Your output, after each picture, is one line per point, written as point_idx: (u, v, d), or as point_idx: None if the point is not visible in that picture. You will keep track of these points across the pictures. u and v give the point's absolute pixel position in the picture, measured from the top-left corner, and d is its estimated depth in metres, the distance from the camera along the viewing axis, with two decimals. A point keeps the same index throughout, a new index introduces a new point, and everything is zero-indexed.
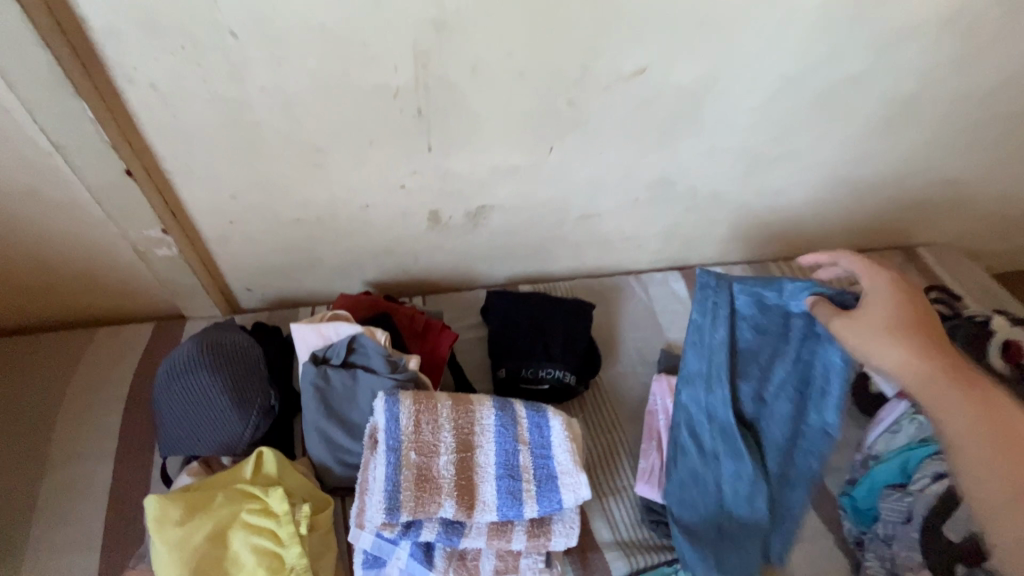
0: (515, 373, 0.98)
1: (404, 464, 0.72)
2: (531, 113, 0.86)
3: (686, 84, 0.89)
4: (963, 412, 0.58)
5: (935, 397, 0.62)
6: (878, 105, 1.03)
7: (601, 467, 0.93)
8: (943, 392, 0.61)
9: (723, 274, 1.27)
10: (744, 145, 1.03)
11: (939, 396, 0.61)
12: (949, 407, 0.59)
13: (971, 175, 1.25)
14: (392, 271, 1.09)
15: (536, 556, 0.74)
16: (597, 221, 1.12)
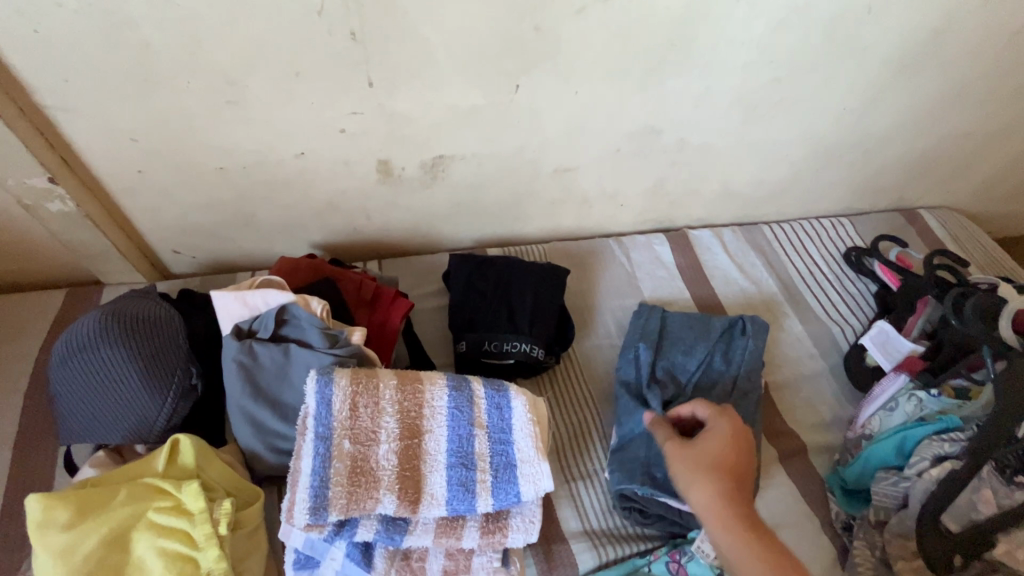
0: (476, 347, 0.87)
1: (336, 453, 0.62)
2: (490, 42, 0.73)
3: (674, 10, 0.76)
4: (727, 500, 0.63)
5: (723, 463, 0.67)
6: (890, 42, 0.90)
7: (569, 450, 0.85)
8: (696, 472, 0.63)
9: (711, 237, 1.17)
10: (739, 87, 0.90)
11: (693, 481, 0.63)
12: (687, 458, 0.65)
13: (986, 129, 1.14)
14: (342, 232, 0.96)
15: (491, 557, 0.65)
16: (574, 176, 0.99)
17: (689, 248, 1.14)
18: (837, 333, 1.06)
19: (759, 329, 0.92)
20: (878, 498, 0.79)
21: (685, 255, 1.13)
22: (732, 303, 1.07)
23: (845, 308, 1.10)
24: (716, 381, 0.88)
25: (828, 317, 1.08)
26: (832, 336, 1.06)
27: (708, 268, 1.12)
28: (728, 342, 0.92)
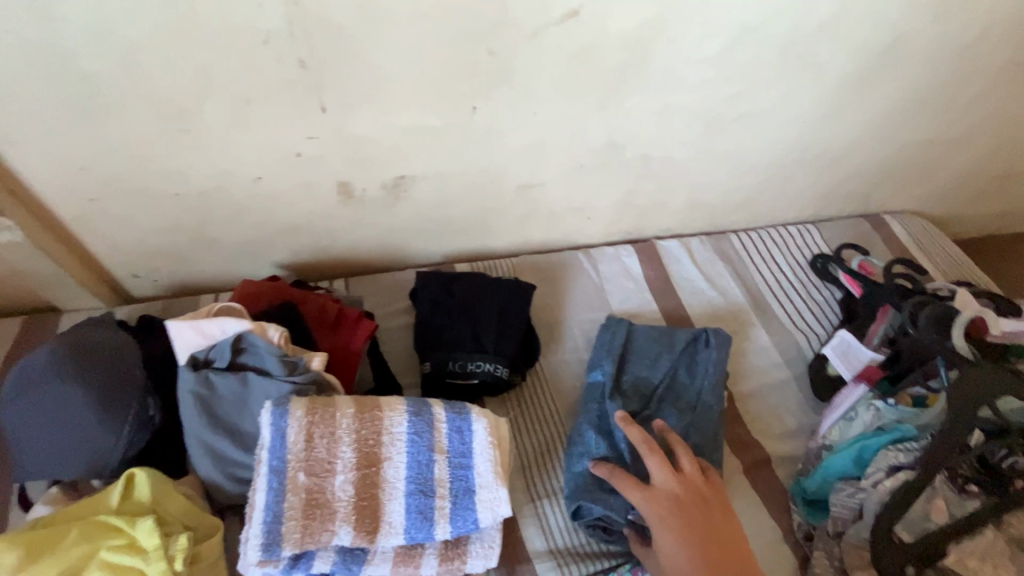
0: (441, 366, 0.87)
1: (291, 487, 0.62)
2: (444, 64, 0.73)
3: (630, 30, 0.76)
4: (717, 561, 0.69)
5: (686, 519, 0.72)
6: (846, 58, 0.92)
7: (536, 468, 0.86)
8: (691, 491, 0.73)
9: (680, 247, 1.17)
10: (699, 104, 0.90)
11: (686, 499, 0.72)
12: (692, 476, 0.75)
13: (944, 138, 1.16)
14: (306, 252, 0.95)
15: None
16: (539, 192, 0.99)
17: (657, 259, 1.15)
18: (802, 341, 1.07)
19: (723, 342, 0.93)
20: (836, 508, 0.81)
21: (653, 265, 1.14)
22: (699, 314, 1.08)
23: (810, 316, 1.11)
24: (681, 396, 0.88)
25: (793, 325, 1.10)
26: (797, 344, 1.07)
27: (676, 279, 1.13)
28: (692, 355, 0.93)
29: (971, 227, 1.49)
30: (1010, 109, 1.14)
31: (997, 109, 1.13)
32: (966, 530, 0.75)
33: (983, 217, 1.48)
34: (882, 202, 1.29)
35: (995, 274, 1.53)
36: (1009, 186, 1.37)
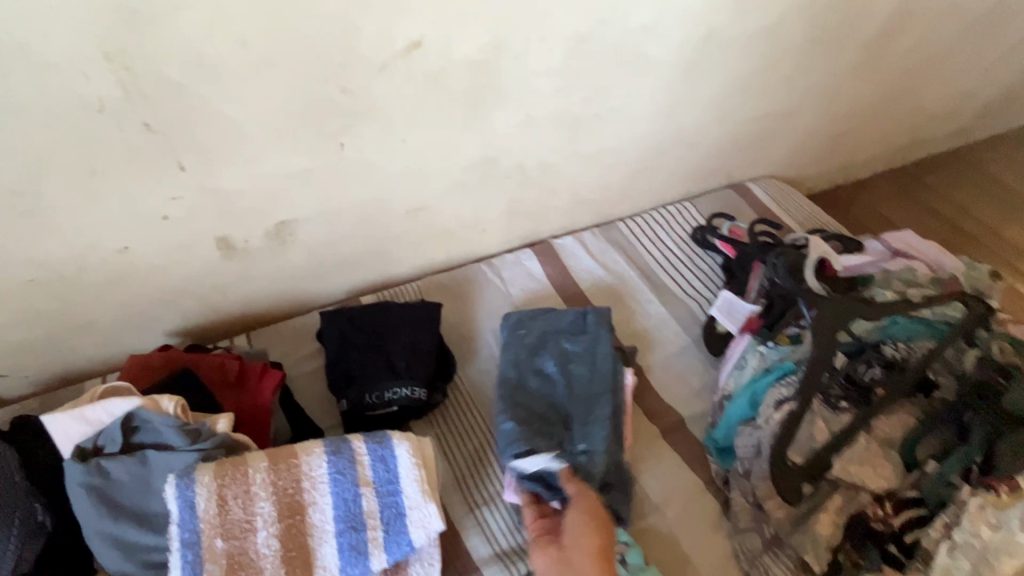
0: (358, 400, 0.87)
1: (209, 554, 0.61)
2: (298, 107, 0.74)
3: (475, 53, 0.81)
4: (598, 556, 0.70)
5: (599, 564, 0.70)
6: (676, 53, 1.03)
7: (470, 478, 0.87)
8: None
9: (574, 243, 1.26)
10: (557, 110, 0.98)
11: None
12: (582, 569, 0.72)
13: (776, 109, 1.33)
14: (198, 314, 0.92)
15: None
16: (428, 214, 1.03)
17: (555, 258, 1.22)
18: (694, 307, 1.17)
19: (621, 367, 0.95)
20: (740, 448, 0.90)
21: (552, 264, 1.20)
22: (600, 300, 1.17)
23: (698, 283, 1.21)
24: (588, 399, 0.88)
25: (684, 294, 1.19)
26: (690, 311, 1.16)
27: (574, 273, 1.21)
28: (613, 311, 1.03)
29: (812, 180, 1.73)
30: (819, 78, 1.33)
31: (811, 78, 1.31)
32: (847, 442, 0.86)
33: (818, 171, 1.72)
34: (738, 170, 1.45)
35: (841, 218, 1.78)
36: (833, 141, 1.60)
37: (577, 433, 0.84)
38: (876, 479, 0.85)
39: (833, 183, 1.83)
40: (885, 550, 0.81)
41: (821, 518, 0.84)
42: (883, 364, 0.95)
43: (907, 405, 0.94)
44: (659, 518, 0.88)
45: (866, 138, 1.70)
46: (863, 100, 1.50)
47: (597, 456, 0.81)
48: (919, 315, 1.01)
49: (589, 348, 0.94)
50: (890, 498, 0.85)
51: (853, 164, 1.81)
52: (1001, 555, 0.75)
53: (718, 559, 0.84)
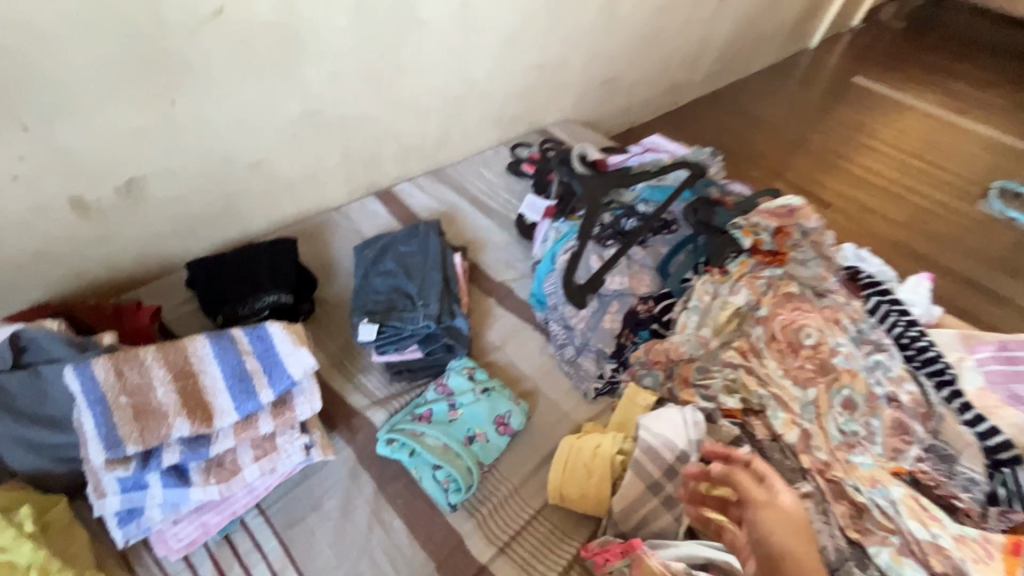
0: (234, 315, 1.03)
1: (115, 408, 0.75)
2: (124, 67, 0.90)
3: (274, 17, 1.03)
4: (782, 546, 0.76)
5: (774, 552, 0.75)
6: (447, 15, 1.32)
7: (344, 357, 1.07)
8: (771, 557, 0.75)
9: (411, 187, 1.51)
10: (359, 65, 1.23)
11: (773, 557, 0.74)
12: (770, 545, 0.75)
13: (546, 60, 1.71)
14: (63, 279, 1.02)
15: (288, 434, 0.84)
16: (270, 167, 1.21)
17: (395, 199, 1.46)
18: (511, 216, 1.48)
19: (449, 251, 1.22)
20: (551, 292, 1.21)
21: (393, 204, 1.44)
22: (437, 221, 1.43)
23: (513, 199, 1.53)
24: (423, 275, 1.12)
25: (503, 208, 1.50)
26: (509, 218, 1.47)
27: (412, 207, 1.45)
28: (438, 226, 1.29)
29: (597, 122, 2.18)
30: (573, 34, 1.73)
31: (566, 34, 1.70)
32: (615, 263, 1.20)
33: (600, 114, 2.17)
34: (533, 116, 1.82)
35: None
36: (602, 87, 2.05)
37: (416, 296, 1.07)
38: (641, 286, 1.20)
39: (616, 125, 2.31)
40: (650, 329, 1.16)
41: (606, 317, 1.16)
42: (638, 216, 1.31)
43: (660, 241, 1.31)
44: (501, 354, 1.15)
45: (627, 85, 2.19)
46: (613, 52, 1.96)
47: (433, 304, 1.06)
48: (661, 182, 1.41)
49: (420, 244, 1.20)
50: (653, 297, 1.20)
51: (627, 108, 2.31)
52: (718, 309, 1.15)
53: (546, 369, 1.14)
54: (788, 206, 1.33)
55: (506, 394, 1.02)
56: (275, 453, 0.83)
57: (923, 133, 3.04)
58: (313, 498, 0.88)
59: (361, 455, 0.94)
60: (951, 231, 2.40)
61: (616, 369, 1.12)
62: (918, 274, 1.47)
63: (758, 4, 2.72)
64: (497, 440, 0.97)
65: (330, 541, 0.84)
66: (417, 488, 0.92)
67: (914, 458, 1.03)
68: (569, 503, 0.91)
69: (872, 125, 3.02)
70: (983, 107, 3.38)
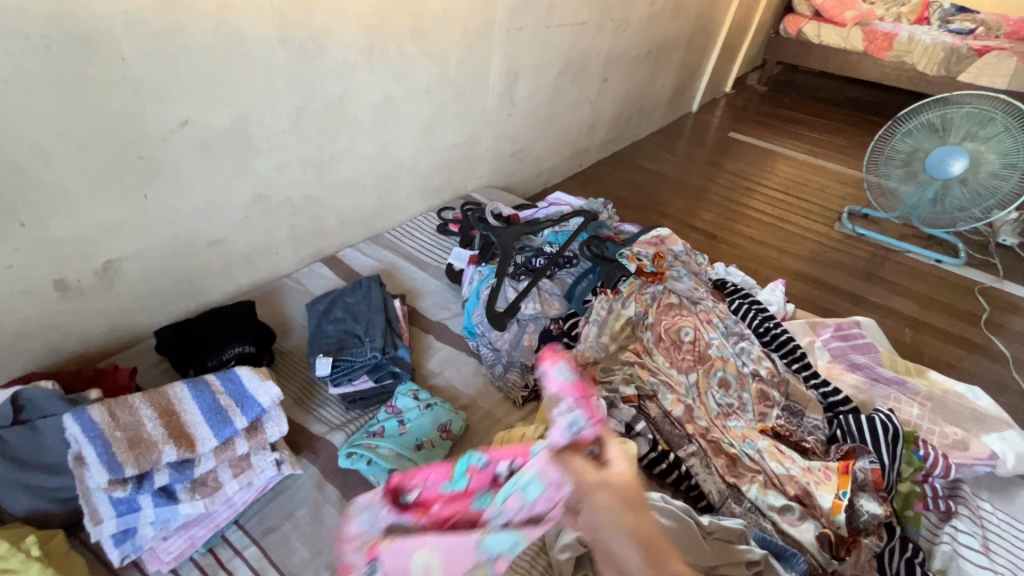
0: (203, 367, 1.20)
1: (112, 440, 0.89)
2: (106, 170, 1.12)
3: (229, 123, 1.29)
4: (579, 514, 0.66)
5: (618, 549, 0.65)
6: (372, 110, 1.63)
7: (303, 394, 1.25)
8: None
9: (353, 252, 1.75)
10: (302, 155, 1.49)
11: None
12: None
13: (461, 139, 2.05)
14: (42, 355, 1.16)
15: (261, 452, 1.01)
16: (226, 243, 1.42)
17: (339, 263, 1.69)
18: (442, 267, 1.74)
19: (389, 297, 1.45)
20: (479, 322, 1.43)
21: (338, 267, 1.67)
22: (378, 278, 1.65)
23: (442, 254, 1.79)
24: (369, 317, 1.33)
25: (434, 261, 1.76)
26: (440, 269, 1.73)
27: (355, 268, 1.68)
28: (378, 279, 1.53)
29: (512, 186, 2.53)
30: (481, 117, 2.09)
31: (475, 118, 2.06)
32: (528, 293, 1.47)
33: (514, 179, 2.53)
34: (455, 185, 2.13)
35: None
36: (512, 157, 2.42)
37: (363, 334, 1.28)
38: (551, 309, 1.47)
39: (530, 188, 2.69)
40: (562, 343, 1.42)
41: (525, 337, 1.41)
42: (545, 255, 1.61)
43: (566, 273, 1.60)
44: (440, 378, 1.36)
45: (534, 154, 2.58)
46: (517, 128, 2.35)
47: (378, 339, 1.26)
48: (562, 228, 1.73)
49: (364, 293, 1.42)
50: (562, 317, 1.47)
51: (538, 172, 2.69)
52: (613, 320, 1.43)
53: (480, 385, 1.36)
54: (658, 236, 1.71)
55: (446, 406, 1.22)
56: (250, 469, 0.99)
57: (788, 173, 3.65)
58: (286, 509, 1.03)
59: (325, 470, 1.10)
60: (816, 249, 2.89)
61: (537, 378, 1.35)
62: (776, 282, 1.84)
63: (637, 83, 3.28)
64: (441, 444, 1.16)
65: (304, 541, 0.98)
66: (376, 490, 1.08)
67: (775, 417, 1.31)
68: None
69: (745, 171, 3.60)
70: (833, 149, 4.10)
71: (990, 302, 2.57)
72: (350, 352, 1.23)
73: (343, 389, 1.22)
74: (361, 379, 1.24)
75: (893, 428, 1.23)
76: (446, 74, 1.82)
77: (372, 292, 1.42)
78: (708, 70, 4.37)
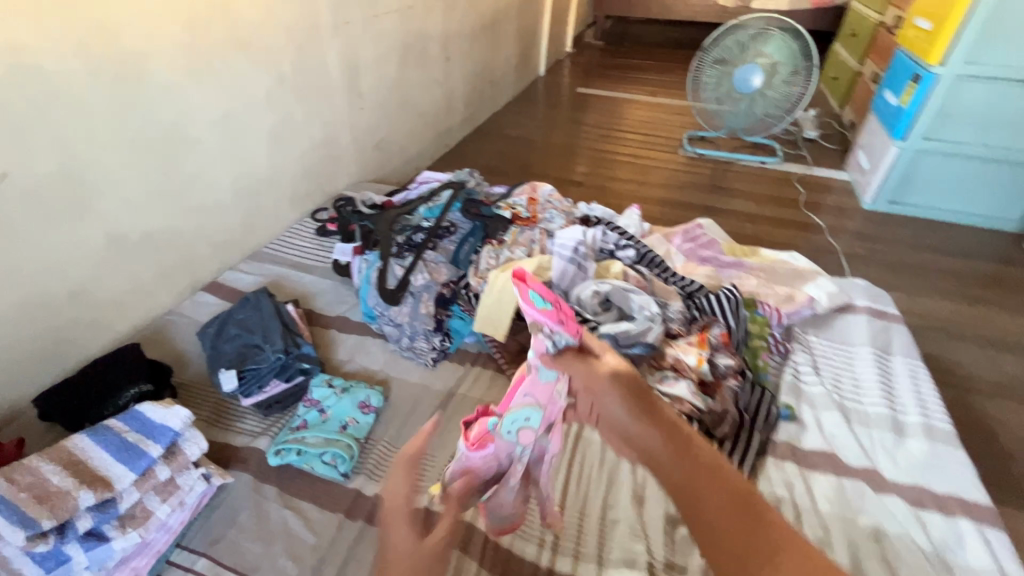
0: (100, 412, 1.18)
1: (18, 503, 0.87)
2: None
3: (56, 169, 1.23)
4: (764, 542, 0.66)
5: (737, 514, 0.69)
6: (214, 128, 1.60)
7: (218, 416, 1.26)
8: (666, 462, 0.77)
9: (234, 272, 1.73)
10: (148, 188, 1.45)
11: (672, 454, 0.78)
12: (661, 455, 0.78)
13: (317, 141, 2.06)
14: None
15: (547, 334, 0.92)
16: (89, 294, 1.36)
17: (222, 287, 1.66)
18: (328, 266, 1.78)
19: (281, 303, 1.47)
20: (375, 304, 1.51)
21: (222, 290, 1.65)
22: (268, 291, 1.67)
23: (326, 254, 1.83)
24: (265, 325, 1.35)
25: (320, 262, 1.79)
26: (327, 269, 1.77)
27: (238, 287, 1.67)
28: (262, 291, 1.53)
29: (383, 178, 2.58)
30: (332, 116, 2.11)
31: (326, 117, 2.08)
32: (415, 267, 1.55)
33: (384, 171, 2.58)
34: (323, 188, 2.15)
35: None
36: (376, 149, 2.46)
37: (262, 343, 1.31)
38: (440, 275, 1.56)
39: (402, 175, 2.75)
40: (458, 301, 1.52)
41: (423, 305, 1.48)
42: (424, 231, 1.70)
43: (448, 242, 1.70)
44: (350, 365, 1.42)
45: (397, 142, 2.64)
46: (373, 121, 2.39)
47: (277, 342, 1.30)
48: (435, 202, 1.82)
49: (254, 306, 1.43)
50: (453, 281, 1.57)
51: (406, 159, 2.76)
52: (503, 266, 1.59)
53: (390, 360, 1.44)
54: (531, 187, 1.92)
55: (361, 386, 1.30)
56: (561, 367, 0.93)
57: (634, 115, 4.02)
58: (228, 515, 1.06)
59: (258, 472, 1.14)
60: (668, 175, 3.26)
61: (441, 339, 1.47)
62: (632, 208, 2.09)
63: (480, 57, 3.43)
64: (365, 419, 1.24)
65: (253, 538, 1.03)
66: (313, 476, 1.14)
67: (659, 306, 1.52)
68: (499, 285, 1.41)
69: (598, 120, 3.92)
70: (669, 86, 4.56)
71: (806, 186, 3.06)
72: (254, 364, 1.27)
73: (255, 395, 1.26)
74: (271, 384, 1.27)
75: (734, 298, 1.51)
76: (283, 79, 1.82)
77: (261, 303, 1.43)
78: (546, 34, 4.63)
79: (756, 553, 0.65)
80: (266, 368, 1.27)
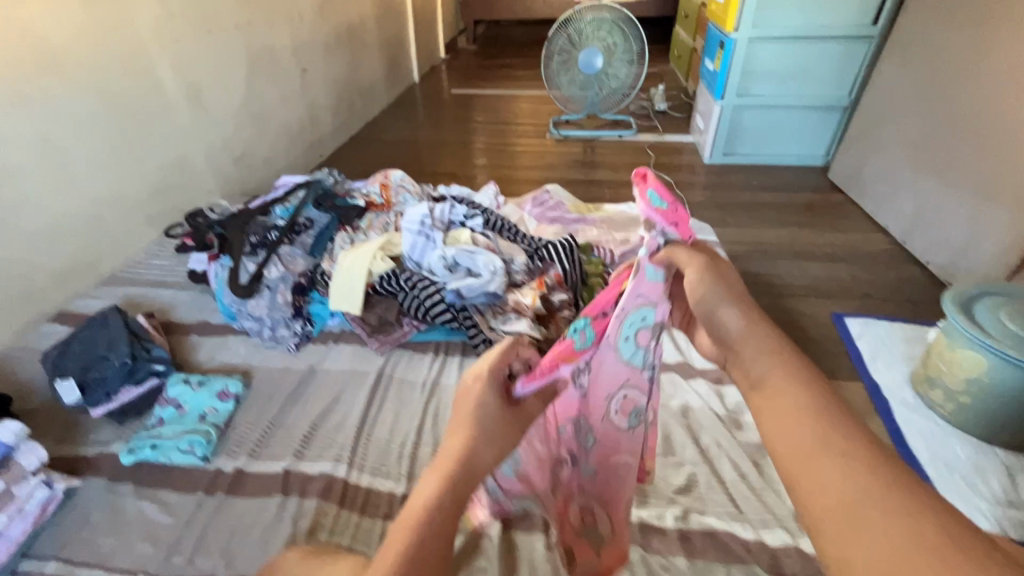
0: None
1: None
2: None
3: None
4: (835, 462, 0.46)
5: (805, 436, 0.49)
6: (32, 155, 1.56)
7: (69, 431, 1.25)
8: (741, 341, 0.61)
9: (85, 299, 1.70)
10: None
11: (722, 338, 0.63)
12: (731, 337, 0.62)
13: (165, 160, 2.04)
14: None
15: (660, 233, 0.78)
16: None
17: (70, 314, 1.62)
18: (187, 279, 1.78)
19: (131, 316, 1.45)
20: (233, 303, 1.55)
21: (70, 317, 1.61)
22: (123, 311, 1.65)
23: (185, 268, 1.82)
24: (105, 335, 1.32)
25: (178, 277, 1.79)
26: (186, 281, 1.77)
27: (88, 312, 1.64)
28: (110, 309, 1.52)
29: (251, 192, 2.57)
30: (178, 134, 2.09)
31: (170, 136, 2.06)
32: (268, 261, 1.59)
33: (250, 185, 2.57)
34: (180, 207, 2.12)
35: None
36: (237, 164, 2.46)
37: (103, 352, 1.28)
38: (296, 266, 1.61)
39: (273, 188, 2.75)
40: (317, 289, 1.61)
41: (280, 295, 1.53)
42: (278, 229, 1.72)
43: (305, 236, 1.75)
44: (211, 363, 1.45)
45: (262, 156, 2.64)
46: (228, 136, 2.38)
47: (120, 349, 1.29)
48: (290, 203, 1.85)
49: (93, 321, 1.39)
50: (310, 270, 1.63)
51: (274, 172, 2.76)
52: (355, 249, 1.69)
53: (252, 352, 1.49)
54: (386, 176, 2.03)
55: (219, 378, 1.34)
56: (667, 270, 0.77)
57: (506, 108, 4.24)
58: (78, 517, 1.07)
59: (111, 474, 1.15)
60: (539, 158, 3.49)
61: (303, 324, 1.53)
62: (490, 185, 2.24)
63: (343, 67, 3.49)
64: (223, 407, 1.28)
65: (106, 532, 1.04)
66: (172, 467, 1.17)
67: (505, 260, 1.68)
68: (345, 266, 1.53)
69: (473, 116, 4.10)
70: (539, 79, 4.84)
71: (658, 151, 3.39)
72: (96, 374, 1.25)
73: (105, 404, 1.26)
74: (121, 392, 1.27)
75: (572, 245, 1.64)
76: (110, 100, 1.80)
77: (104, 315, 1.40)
78: (415, 41, 4.76)
79: (814, 466, 0.46)
80: (112, 376, 1.26)
